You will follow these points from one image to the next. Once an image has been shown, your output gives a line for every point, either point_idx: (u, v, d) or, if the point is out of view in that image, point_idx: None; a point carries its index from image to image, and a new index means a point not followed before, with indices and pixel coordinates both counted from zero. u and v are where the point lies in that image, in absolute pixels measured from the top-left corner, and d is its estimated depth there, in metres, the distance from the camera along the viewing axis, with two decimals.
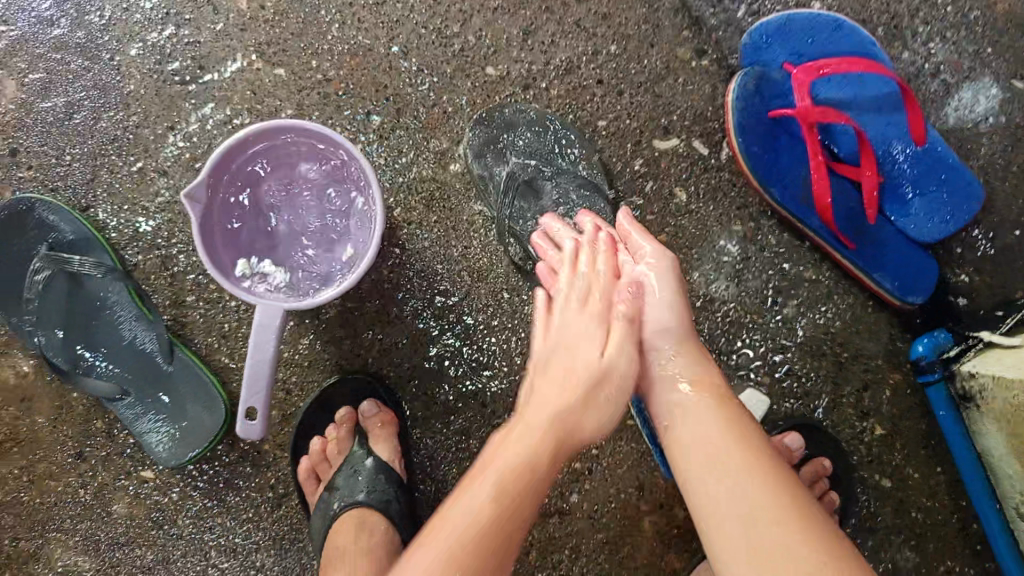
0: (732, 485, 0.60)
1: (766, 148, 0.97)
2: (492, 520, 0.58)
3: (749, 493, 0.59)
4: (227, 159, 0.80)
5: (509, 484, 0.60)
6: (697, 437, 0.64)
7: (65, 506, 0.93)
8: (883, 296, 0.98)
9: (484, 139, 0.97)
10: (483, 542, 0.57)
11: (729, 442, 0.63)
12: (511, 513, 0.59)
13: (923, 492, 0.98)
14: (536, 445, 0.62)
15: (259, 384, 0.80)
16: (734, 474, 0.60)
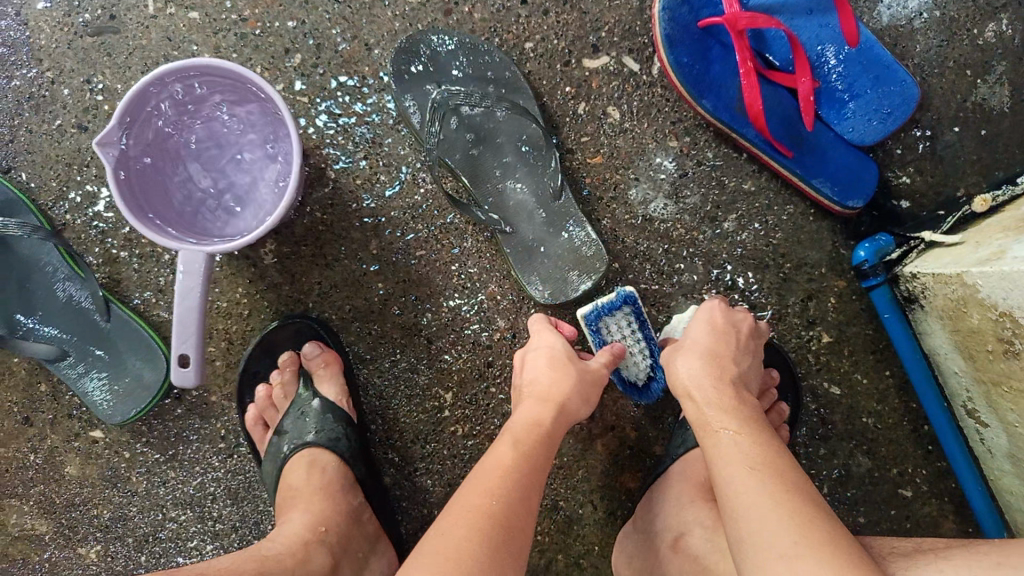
0: (738, 478, 0.60)
1: (696, 59, 0.95)
2: (498, 508, 0.61)
3: (757, 488, 0.58)
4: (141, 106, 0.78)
5: (505, 477, 0.65)
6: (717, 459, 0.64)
7: (19, 471, 0.94)
8: (823, 203, 0.97)
9: (408, 61, 0.93)
10: (489, 528, 0.59)
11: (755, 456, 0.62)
12: (509, 513, 0.61)
13: (873, 396, 0.99)
14: (531, 458, 0.68)
15: (190, 331, 0.80)
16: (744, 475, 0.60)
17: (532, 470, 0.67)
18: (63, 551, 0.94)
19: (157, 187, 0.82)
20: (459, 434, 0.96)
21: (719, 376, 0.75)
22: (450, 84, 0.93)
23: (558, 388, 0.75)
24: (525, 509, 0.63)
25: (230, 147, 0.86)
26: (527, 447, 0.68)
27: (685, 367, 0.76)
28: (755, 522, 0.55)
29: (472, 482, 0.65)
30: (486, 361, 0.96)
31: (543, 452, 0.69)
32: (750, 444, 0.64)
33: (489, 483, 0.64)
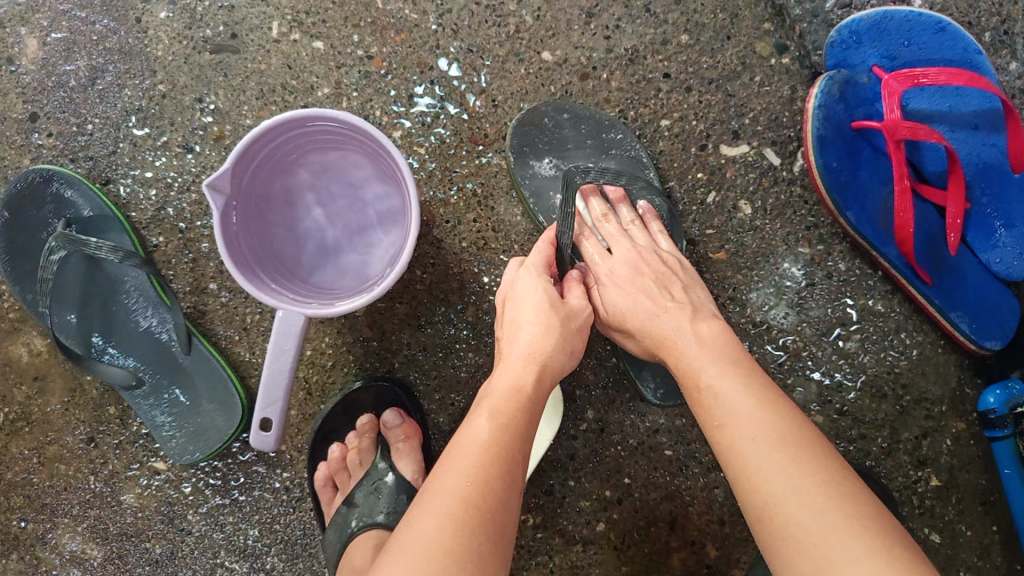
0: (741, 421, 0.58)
1: (846, 163, 0.87)
2: (480, 496, 0.54)
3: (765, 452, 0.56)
4: (262, 138, 0.73)
5: (489, 463, 0.56)
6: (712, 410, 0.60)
7: (74, 491, 0.90)
8: (958, 338, 0.89)
9: (527, 125, 0.87)
10: (470, 520, 0.53)
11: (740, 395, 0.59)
12: (492, 501, 0.54)
13: (977, 550, 0.91)
14: (512, 433, 0.59)
15: (276, 393, 0.76)
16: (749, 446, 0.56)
17: (520, 445, 0.59)
18: None
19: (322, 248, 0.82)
20: (529, 523, 0.90)
21: (660, 311, 0.69)
22: (571, 158, 0.88)
23: (538, 350, 0.65)
24: (510, 495, 0.56)
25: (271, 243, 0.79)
26: (506, 418, 0.60)
27: (625, 298, 0.71)
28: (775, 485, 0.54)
29: (450, 465, 0.57)
30: (569, 452, 0.90)
31: (529, 420, 0.61)
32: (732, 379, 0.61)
33: (472, 468, 0.56)
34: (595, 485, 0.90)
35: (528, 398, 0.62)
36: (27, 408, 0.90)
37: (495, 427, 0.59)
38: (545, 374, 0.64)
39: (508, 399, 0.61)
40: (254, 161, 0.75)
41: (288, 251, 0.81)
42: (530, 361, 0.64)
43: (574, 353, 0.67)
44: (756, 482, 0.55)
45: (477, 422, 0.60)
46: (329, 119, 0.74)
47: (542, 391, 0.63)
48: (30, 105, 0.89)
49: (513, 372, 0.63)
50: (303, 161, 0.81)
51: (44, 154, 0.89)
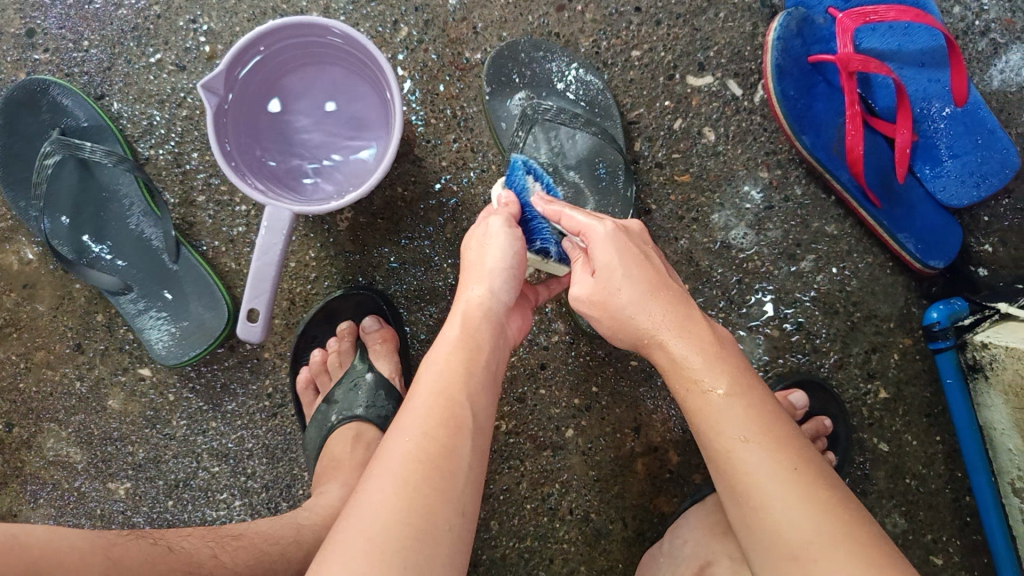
0: (738, 438, 0.56)
1: (802, 93, 0.94)
2: (433, 454, 0.54)
3: (762, 453, 0.55)
4: (257, 42, 0.77)
5: (446, 419, 0.56)
6: (710, 421, 0.58)
7: (61, 396, 0.93)
8: (905, 259, 0.96)
9: (496, 70, 0.93)
10: (415, 476, 0.52)
11: (743, 415, 0.57)
12: (438, 449, 0.54)
13: (920, 459, 0.98)
14: (453, 390, 0.58)
15: (263, 285, 0.79)
16: (752, 453, 0.55)
17: (465, 391, 0.58)
18: (92, 483, 0.93)
19: (306, 154, 0.86)
20: (502, 430, 0.96)
21: (654, 295, 0.62)
22: (535, 96, 0.93)
23: (479, 302, 0.63)
24: (458, 442, 0.55)
25: (256, 135, 0.83)
26: (449, 368, 0.59)
27: (620, 305, 0.63)
28: (768, 509, 0.53)
29: (398, 428, 0.57)
30: (541, 362, 0.95)
31: (473, 363, 0.60)
32: (734, 374, 0.59)
33: (420, 426, 0.55)
34: (565, 394, 0.96)
35: (466, 344, 0.61)
36: (15, 314, 0.93)
37: (436, 376, 0.58)
38: (471, 314, 0.63)
39: (449, 348, 0.60)
40: (248, 66, 0.79)
41: (275, 158, 0.85)
42: (474, 315, 0.63)
43: (501, 271, 0.65)
44: (749, 496, 0.54)
45: (421, 374, 0.60)
46: (321, 28, 0.79)
47: (473, 330, 0.62)
48: (27, 21, 0.92)
49: (458, 320, 0.63)
50: (297, 73, 0.85)
51: (38, 68, 0.92)
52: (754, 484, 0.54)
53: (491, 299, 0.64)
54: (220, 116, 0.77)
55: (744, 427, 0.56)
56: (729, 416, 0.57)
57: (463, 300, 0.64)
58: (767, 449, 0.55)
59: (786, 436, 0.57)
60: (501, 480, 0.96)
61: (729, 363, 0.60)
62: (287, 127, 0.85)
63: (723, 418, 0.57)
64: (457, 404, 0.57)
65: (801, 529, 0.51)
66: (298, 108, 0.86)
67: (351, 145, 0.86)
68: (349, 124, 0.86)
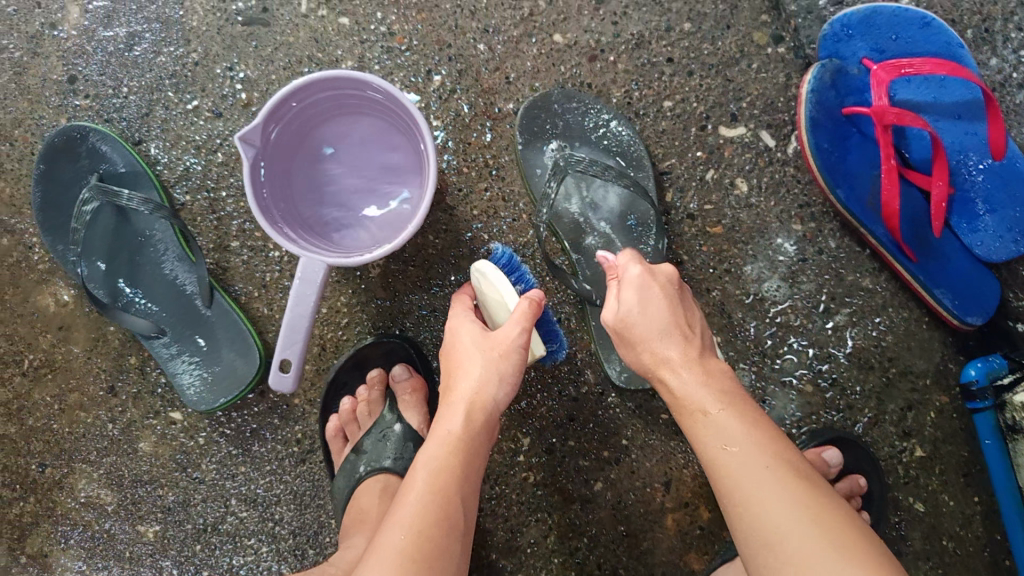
0: (725, 448, 0.60)
1: (836, 145, 0.93)
2: (423, 554, 0.59)
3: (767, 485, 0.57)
4: (296, 94, 0.77)
5: (438, 520, 0.61)
6: (708, 444, 0.61)
7: (93, 437, 0.94)
8: (941, 313, 0.94)
9: (528, 120, 0.93)
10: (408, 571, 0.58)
11: (738, 431, 0.61)
12: (430, 551, 0.59)
13: (957, 519, 0.95)
14: (448, 490, 0.63)
15: (297, 336, 0.79)
16: (759, 475, 0.57)
17: (459, 489, 0.64)
18: (122, 525, 0.94)
19: (339, 202, 0.86)
20: (530, 481, 0.95)
21: (670, 332, 0.66)
22: (575, 150, 0.93)
23: (477, 390, 0.68)
24: (450, 540, 0.61)
25: (291, 185, 0.84)
26: (442, 468, 0.64)
27: (648, 325, 0.66)
28: (759, 507, 0.56)
29: (392, 519, 0.62)
30: (569, 414, 0.95)
31: (466, 461, 0.66)
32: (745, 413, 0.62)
33: (412, 524, 0.61)
34: (593, 446, 0.95)
35: (462, 442, 0.66)
36: (51, 355, 0.94)
37: (429, 476, 0.64)
38: (475, 410, 0.68)
39: (440, 447, 0.65)
40: (282, 121, 0.79)
41: (308, 207, 0.85)
42: (476, 411, 0.67)
43: (505, 379, 0.69)
44: (742, 501, 0.57)
45: (416, 471, 0.65)
46: (361, 83, 0.79)
47: (475, 428, 0.67)
48: (70, 69, 0.95)
49: (459, 417, 0.67)
50: (332, 123, 0.86)
51: (80, 114, 0.94)
52: (742, 490, 0.58)
53: (491, 394, 0.68)
54: (259, 167, 0.77)
55: (732, 439, 0.60)
56: (726, 431, 0.61)
57: (462, 392, 0.68)
58: (753, 455, 0.59)
59: (795, 468, 0.58)
60: (529, 533, 0.95)
61: (743, 407, 0.63)
62: (320, 175, 0.86)
63: (715, 433, 0.61)
64: (450, 504, 0.63)
65: (805, 545, 0.53)
66: (332, 156, 0.86)
67: (384, 194, 0.87)
68: (382, 174, 0.87)
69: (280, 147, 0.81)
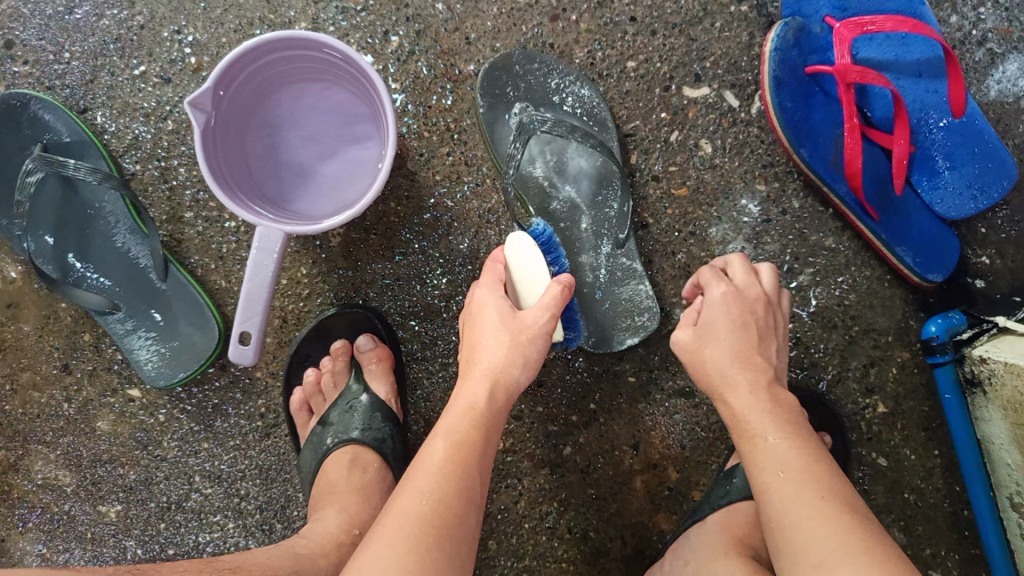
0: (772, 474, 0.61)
1: (800, 105, 0.92)
2: (440, 519, 0.58)
3: (794, 480, 0.60)
4: (247, 55, 0.74)
5: (457, 487, 0.60)
6: (758, 463, 0.63)
7: (48, 418, 0.91)
8: (902, 271, 0.95)
9: (491, 82, 0.90)
10: (427, 538, 0.56)
11: (789, 456, 0.62)
12: (447, 518, 0.58)
13: (918, 473, 0.97)
14: (467, 457, 0.62)
15: (256, 307, 0.77)
16: (805, 497, 0.58)
17: (478, 464, 0.62)
18: (82, 506, 0.92)
19: (295, 167, 0.83)
20: (499, 448, 0.95)
21: (742, 358, 0.69)
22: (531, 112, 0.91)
23: (500, 366, 0.66)
24: (466, 511, 0.60)
25: (244, 150, 0.81)
26: (461, 437, 0.63)
27: (722, 337, 0.70)
28: (799, 523, 0.57)
29: (408, 484, 0.61)
30: (537, 380, 0.95)
31: (484, 435, 0.64)
32: (779, 420, 0.65)
33: (431, 490, 0.59)
34: (562, 411, 0.95)
35: (481, 413, 0.64)
36: (0, 334, 0.91)
37: (449, 445, 0.62)
38: (498, 388, 0.66)
39: (461, 418, 0.63)
40: (234, 83, 0.76)
41: (263, 173, 0.82)
42: (499, 386, 0.66)
43: (529, 362, 0.67)
44: (788, 521, 0.58)
45: (434, 441, 0.63)
46: (315, 43, 0.76)
47: (498, 407, 0.66)
48: (6, 33, 0.90)
49: (482, 389, 0.65)
50: (287, 85, 0.82)
51: (19, 81, 0.90)
52: (783, 507, 0.59)
53: (514, 371, 0.67)
54: (209, 131, 0.74)
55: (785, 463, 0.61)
56: (780, 457, 0.62)
57: (486, 367, 0.66)
58: (802, 479, 0.60)
59: (818, 462, 0.62)
60: (499, 500, 0.95)
61: (781, 417, 0.66)
62: (275, 140, 0.83)
63: (769, 457, 0.63)
64: (469, 469, 0.61)
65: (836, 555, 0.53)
66: (288, 119, 0.83)
67: (342, 159, 0.84)
68: (339, 137, 0.84)
69: (231, 110, 0.78)
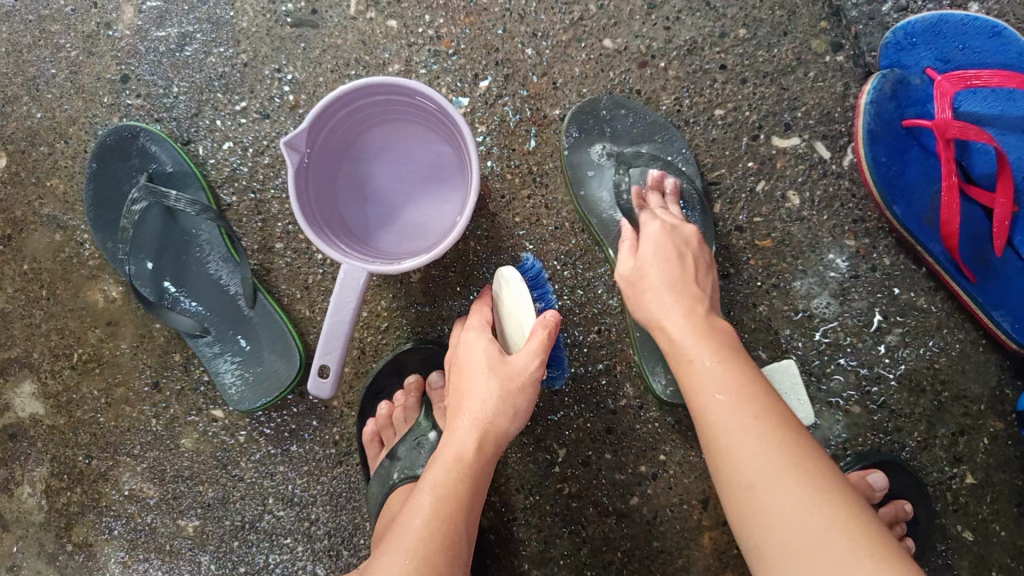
0: (721, 414, 0.57)
1: (895, 159, 0.89)
2: (424, 573, 0.58)
3: (737, 428, 0.56)
4: (342, 100, 0.77)
5: (440, 541, 0.61)
6: (699, 411, 0.59)
7: (138, 432, 0.96)
8: (999, 337, 0.90)
9: (574, 133, 0.92)
10: None
11: (732, 390, 0.58)
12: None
13: (1009, 551, 0.92)
14: (453, 511, 0.63)
15: (336, 342, 0.79)
16: (750, 447, 0.55)
17: (462, 517, 0.63)
18: (164, 518, 0.96)
19: (380, 205, 0.86)
20: (565, 492, 0.94)
21: (675, 284, 0.69)
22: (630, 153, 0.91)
23: (489, 416, 0.68)
24: (453, 567, 0.60)
25: (334, 188, 0.84)
26: (446, 490, 0.64)
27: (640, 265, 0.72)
28: (753, 472, 0.54)
29: (394, 541, 0.61)
30: (607, 427, 0.94)
31: (471, 487, 0.65)
32: (729, 371, 0.60)
33: (414, 545, 0.60)
34: (631, 460, 0.93)
35: (467, 465, 0.65)
36: (99, 350, 0.96)
37: (435, 499, 0.63)
38: (486, 438, 0.67)
39: (448, 470, 0.65)
40: (329, 125, 0.79)
41: (351, 211, 0.85)
42: (484, 434, 0.67)
43: (519, 412, 0.69)
44: (740, 479, 0.54)
45: (422, 495, 0.64)
46: (406, 89, 0.78)
47: (485, 457, 0.67)
48: (122, 67, 0.96)
49: (469, 439, 0.67)
50: (377, 125, 0.85)
51: (131, 113, 0.96)
52: (736, 459, 0.55)
53: (501, 417, 0.68)
54: (303, 173, 0.76)
55: (725, 399, 0.58)
56: (721, 382, 0.59)
57: (472, 413, 0.68)
58: (746, 420, 0.56)
59: (780, 416, 0.57)
60: (563, 544, 0.94)
61: (719, 346, 0.63)
62: (362, 178, 0.86)
63: (715, 386, 0.59)
64: (453, 522, 0.62)
65: (804, 527, 0.50)
66: (377, 158, 0.86)
67: (425, 197, 0.86)
68: (424, 176, 0.86)
69: (323, 150, 0.81)
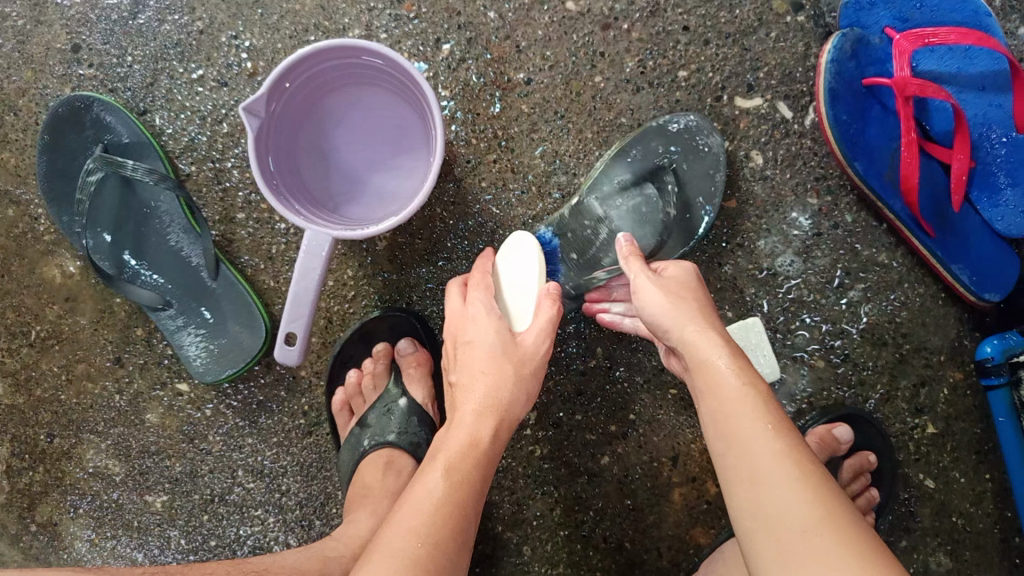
0: (750, 431, 0.58)
1: (856, 117, 0.90)
2: (425, 554, 0.57)
3: (764, 439, 0.58)
4: (302, 62, 0.75)
5: (445, 520, 0.60)
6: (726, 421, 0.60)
7: (100, 408, 0.94)
8: (958, 290, 0.92)
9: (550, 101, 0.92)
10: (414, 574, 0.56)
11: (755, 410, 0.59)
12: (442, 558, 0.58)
13: (968, 497, 0.94)
14: (462, 490, 0.62)
15: (302, 309, 0.78)
16: (770, 460, 0.56)
17: (469, 501, 0.63)
18: (130, 495, 0.94)
19: (344, 172, 0.85)
20: (536, 455, 0.95)
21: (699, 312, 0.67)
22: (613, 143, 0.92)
23: (495, 400, 0.67)
24: (458, 550, 0.60)
25: (296, 155, 0.82)
26: (459, 474, 0.63)
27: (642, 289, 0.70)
28: (773, 493, 0.55)
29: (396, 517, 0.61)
30: (577, 389, 0.94)
31: (479, 473, 0.64)
32: (766, 410, 0.59)
33: (415, 523, 0.59)
34: (602, 421, 0.94)
35: (482, 451, 0.65)
36: (58, 326, 0.94)
37: (447, 482, 0.62)
38: (498, 427, 0.66)
39: (461, 454, 0.64)
40: (289, 88, 0.77)
41: (314, 178, 0.84)
42: (487, 412, 0.66)
43: (531, 398, 0.69)
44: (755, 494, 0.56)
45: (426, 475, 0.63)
46: (368, 51, 0.76)
47: (489, 444, 0.66)
48: (72, 36, 0.93)
49: (478, 425, 0.66)
50: (339, 91, 0.84)
51: (83, 82, 0.93)
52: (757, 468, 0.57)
53: (506, 394, 0.67)
54: (263, 136, 0.75)
55: (757, 417, 0.59)
56: (748, 407, 0.60)
57: (479, 395, 0.67)
58: (773, 442, 0.57)
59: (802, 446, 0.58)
60: (535, 506, 0.95)
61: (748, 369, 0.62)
62: (324, 145, 0.84)
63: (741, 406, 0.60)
64: (465, 498, 0.62)
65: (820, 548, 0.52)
66: (340, 125, 0.85)
67: (389, 165, 0.85)
68: (388, 143, 0.85)
69: (285, 113, 0.79)
